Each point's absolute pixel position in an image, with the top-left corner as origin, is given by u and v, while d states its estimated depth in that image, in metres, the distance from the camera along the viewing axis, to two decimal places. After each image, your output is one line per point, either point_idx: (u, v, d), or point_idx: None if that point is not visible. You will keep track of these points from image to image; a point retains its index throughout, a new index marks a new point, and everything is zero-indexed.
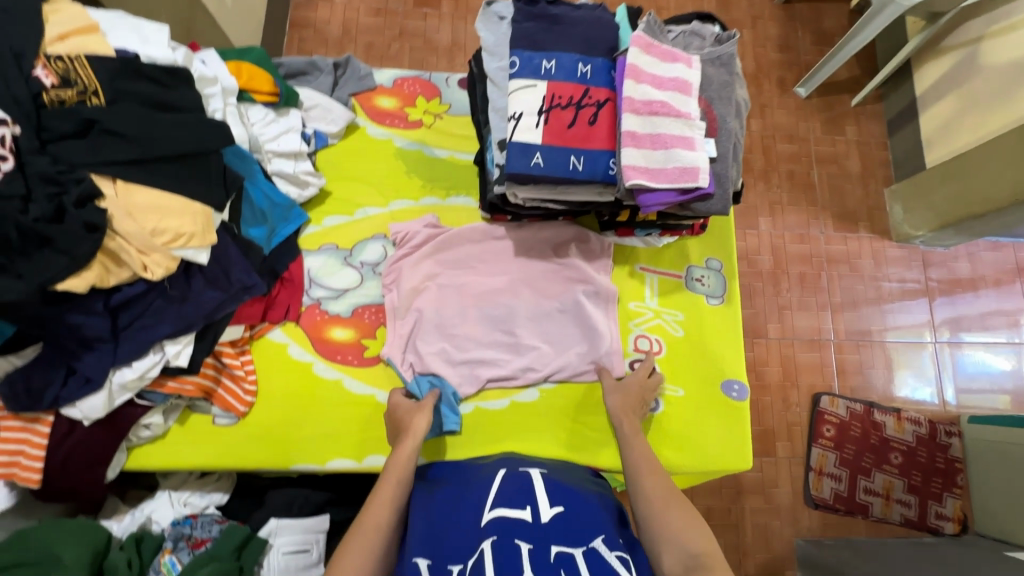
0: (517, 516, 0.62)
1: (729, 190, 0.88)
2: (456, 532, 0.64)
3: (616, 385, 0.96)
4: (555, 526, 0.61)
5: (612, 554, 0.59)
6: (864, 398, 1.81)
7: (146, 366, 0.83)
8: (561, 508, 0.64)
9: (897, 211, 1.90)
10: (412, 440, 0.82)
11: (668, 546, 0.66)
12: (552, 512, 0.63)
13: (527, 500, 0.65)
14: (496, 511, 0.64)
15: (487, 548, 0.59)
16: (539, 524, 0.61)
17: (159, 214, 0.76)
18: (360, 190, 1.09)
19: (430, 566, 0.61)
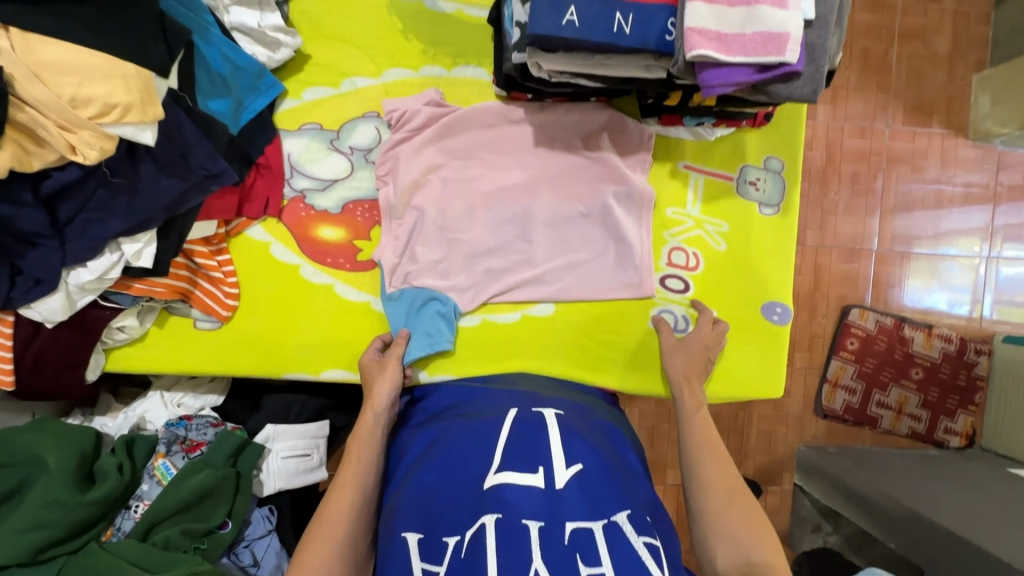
0: (528, 483, 0.56)
1: (822, 69, 0.67)
2: (456, 497, 0.58)
3: (677, 345, 0.85)
4: (572, 494, 0.55)
5: (638, 538, 0.53)
6: (896, 312, 1.69)
7: (104, 267, 0.72)
8: (579, 469, 0.58)
9: (983, 103, 1.61)
10: (373, 412, 0.76)
11: (724, 544, 0.65)
12: (568, 476, 0.57)
13: (539, 461, 0.58)
14: (501, 476, 0.57)
15: (490, 524, 0.53)
16: (553, 494, 0.55)
17: (78, 77, 0.59)
18: (346, 55, 0.88)
19: (423, 540, 0.56)
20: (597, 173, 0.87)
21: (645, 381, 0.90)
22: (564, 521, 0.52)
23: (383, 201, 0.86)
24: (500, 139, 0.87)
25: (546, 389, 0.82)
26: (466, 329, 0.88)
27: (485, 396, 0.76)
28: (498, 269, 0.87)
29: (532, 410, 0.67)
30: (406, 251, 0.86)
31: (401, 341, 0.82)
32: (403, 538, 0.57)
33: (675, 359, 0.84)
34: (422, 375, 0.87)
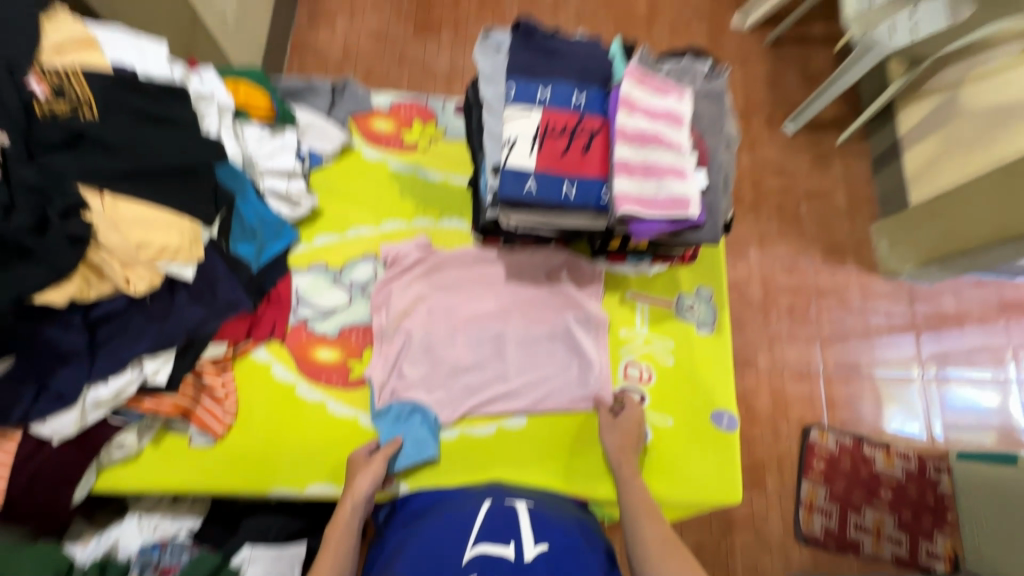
0: (500, 553, 0.64)
1: (719, 221, 0.89)
2: (437, 565, 0.64)
3: (614, 422, 0.95)
4: (538, 565, 0.63)
5: None
6: (854, 431, 1.79)
7: (122, 384, 0.80)
8: (545, 546, 0.66)
9: (884, 245, 1.91)
10: (351, 502, 0.82)
11: None
12: (535, 552, 0.65)
13: (511, 535, 0.67)
14: (479, 547, 0.65)
15: None
16: (521, 564, 0.63)
17: (146, 227, 0.75)
18: (353, 210, 1.08)
19: None
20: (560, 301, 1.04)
21: (612, 488, 0.96)
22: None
23: (376, 325, 1.00)
24: (478, 275, 1.05)
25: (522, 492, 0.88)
26: (445, 441, 0.96)
27: (463, 494, 0.83)
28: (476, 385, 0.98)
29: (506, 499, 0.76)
30: (394, 367, 0.98)
31: (391, 448, 0.90)
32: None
33: (610, 436, 0.94)
34: (402, 487, 0.93)
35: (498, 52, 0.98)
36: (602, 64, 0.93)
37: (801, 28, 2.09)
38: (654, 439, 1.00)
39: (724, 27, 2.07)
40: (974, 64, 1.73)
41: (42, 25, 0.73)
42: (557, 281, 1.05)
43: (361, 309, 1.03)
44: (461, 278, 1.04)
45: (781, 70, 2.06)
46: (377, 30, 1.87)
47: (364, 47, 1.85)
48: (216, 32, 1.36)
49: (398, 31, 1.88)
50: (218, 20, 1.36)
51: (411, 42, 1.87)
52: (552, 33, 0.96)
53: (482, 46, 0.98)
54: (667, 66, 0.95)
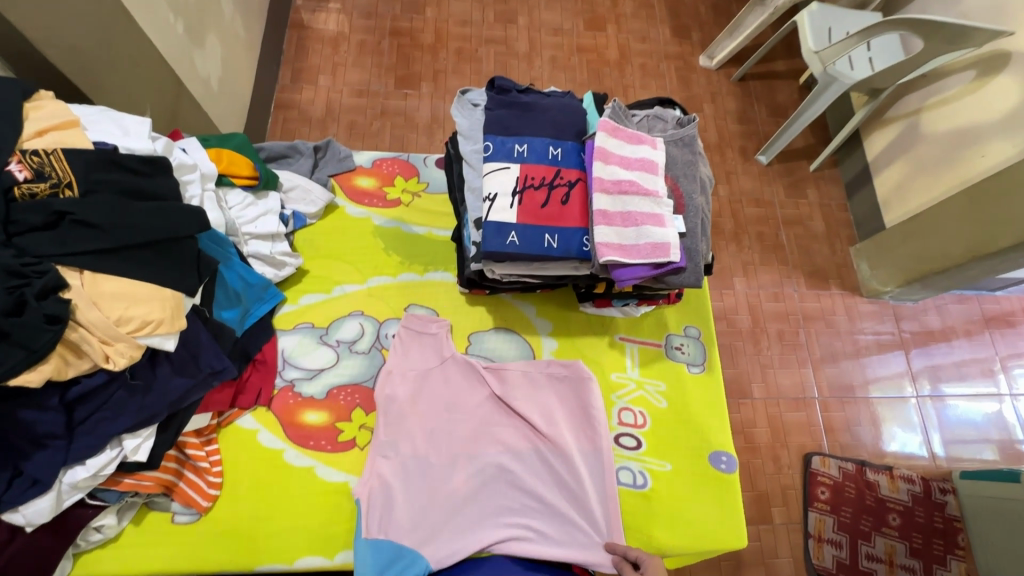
0: None
1: (700, 263, 0.90)
2: None
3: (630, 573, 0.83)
4: None
5: None
6: (855, 456, 1.77)
7: (100, 464, 0.78)
8: None
9: (864, 268, 1.95)
10: None
11: None
12: None
13: None
14: None
15: None
16: None
17: (127, 301, 0.73)
18: (338, 268, 1.09)
19: None
20: (574, 417, 0.98)
21: None
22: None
23: (373, 470, 0.93)
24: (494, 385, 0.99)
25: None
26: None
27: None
28: (463, 529, 0.90)
29: None
30: (385, 511, 0.89)
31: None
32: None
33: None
34: None
35: (475, 108, 1.01)
36: (577, 117, 0.96)
37: (765, 66, 2.19)
38: (653, 486, 0.98)
39: (692, 68, 2.16)
40: (927, 93, 1.75)
41: (28, 112, 0.75)
42: (575, 383, 0.99)
43: (338, 374, 1.01)
44: (481, 397, 0.99)
45: (749, 105, 2.15)
46: (358, 85, 1.93)
47: (346, 102, 1.90)
48: (201, 97, 1.39)
49: (380, 86, 1.93)
50: (202, 86, 1.39)
51: (391, 95, 1.93)
52: (525, 89, 1.00)
53: (458, 104, 1.02)
54: (638, 115, 0.99)
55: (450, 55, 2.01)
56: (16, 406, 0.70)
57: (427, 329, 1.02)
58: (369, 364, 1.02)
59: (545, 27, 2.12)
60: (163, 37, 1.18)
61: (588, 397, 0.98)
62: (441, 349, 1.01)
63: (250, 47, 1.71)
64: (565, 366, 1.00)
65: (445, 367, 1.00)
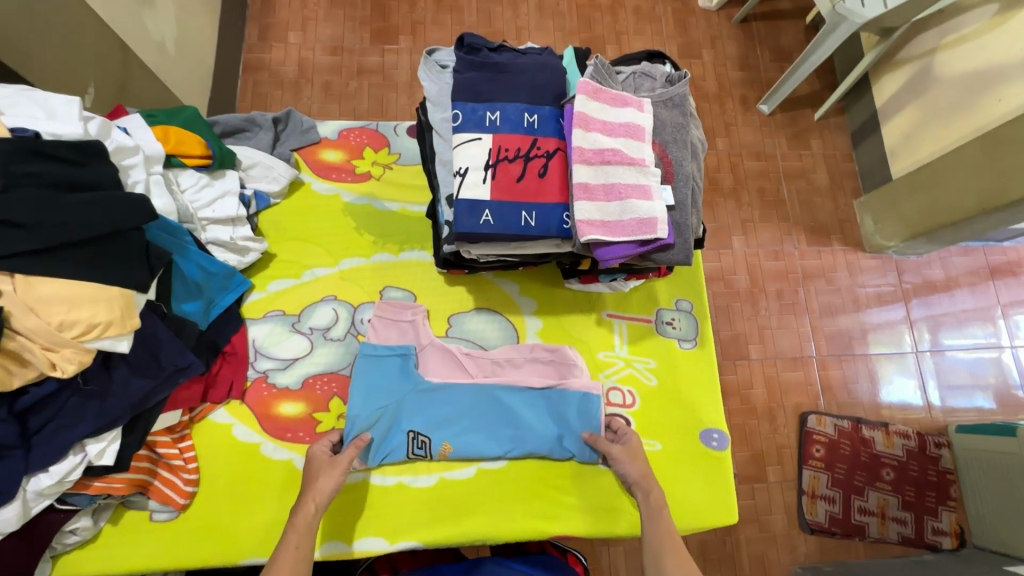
0: None
1: (690, 238, 0.84)
2: None
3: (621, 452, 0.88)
4: None
5: None
6: (852, 413, 1.76)
7: (65, 470, 0.75)
8: None
9: (868, 222, 1.88)
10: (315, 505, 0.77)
11: None
12: None
13: None
14: None
15: None
16: None
17: (67, 304, 0.68)
18: (307, 251, 1.02)
19: None
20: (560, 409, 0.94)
21: (597, 524, 0.92)
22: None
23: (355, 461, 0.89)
24: (478, 374, 0.96)
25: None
26: (421, 490, 0.91)
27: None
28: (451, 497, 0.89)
29: None
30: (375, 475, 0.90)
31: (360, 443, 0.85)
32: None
33: (631, 464, 0.87)
34: (383, 544, 0.87)
35: (443, 70, 0.92)
36: (556, 77, 0.87)
37: (769, 5, 2.03)
38: None
39: (691, 10, 2.00)
40: (944, 31, 1.61)
41: None
42: (562, 374, 0.96)
43: (311, 363, 0.96)
44: (465, 386, 0.94)
45: (751, 49, 2.00)
46: (331, 41, 1.79)
47: (319, 61, 1.77)
48: (155, 63, 1.28)
49: (354, 41, 1.79)
50: (155, 50, 1.28)
51: (367, 51, 1.79)
52: (498, 47, 0.90)
53: (425, 65, 0.92)
54: (623, 73, 0.89)
55: (429, 4, 1.86)
56: None
57: (396, 323, 0.97)
58: (345, 351, 0.98)
59: None
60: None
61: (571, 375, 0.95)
62: (419, 337, 0.96)
63: (209, 3, 1.57)
64: (553, 353, 0.97)
65: (426, 356, 0.96)
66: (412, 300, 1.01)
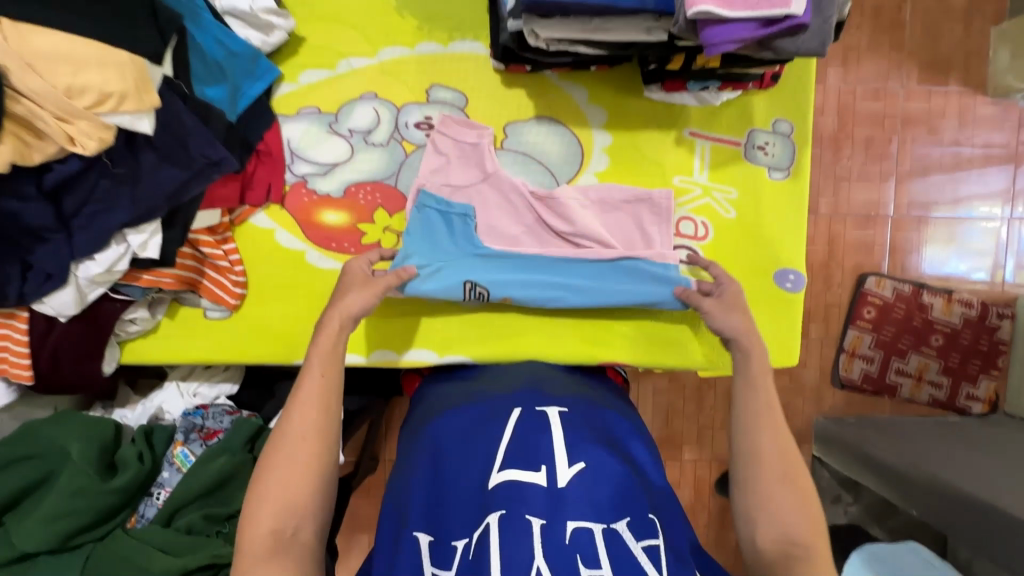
0: (530, 479, 0.60)
1: (829, 19, 0.64)
2: (455, 495, 0.62)
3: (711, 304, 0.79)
4: (571, 495, 0.59)
5: (637, 545, 0.56)
6: (914, 277, 1.64)
7: (111, 260, 0.72)
8: (580, 466, 0.62)
9: (1003, 56, 1.54)
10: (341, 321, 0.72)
11: (766, 519, 0.63)
12: (568, 475, 0.61)
13: (542, 460, 0.62)
14: (506, 474, 0.61)
15: (494, 522, 0.57)
16: (556, 490, 0.60)
17: (72, 65, 0.59)
18: (341, 36, 0.86)
19: (503, 516, 0.57)
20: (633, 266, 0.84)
21: (650, 353, 0.89)
22: (565, 522, 0.57)
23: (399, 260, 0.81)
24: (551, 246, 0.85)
25: (558, 383, 0.79)
26: (469, 309, 0.88)
27: (498, 381, 0.80)
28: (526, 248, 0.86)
29: (537, 408, 0.70)
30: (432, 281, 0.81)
31: (403, 274, 0.77)
32: (414, 535, 0.60)
33: (731, 316, 0.77)
34: (432, 355, 0.87)
35: None
36: None
37: None
38: None
39: None
40: None
41: None
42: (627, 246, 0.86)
43: (353, 170, 0.87)
44: (536, 255, 0.84)
45: None
46: None
47: None
48: None
49: None
50: None
51: None
52: None
53: None
54: None
55: None
56: None
57: (446, 188, 0.84)
58: (389, 159, 0.87)
59: None
60: None
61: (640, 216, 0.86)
62: (484, 163, 0.84)
63: None
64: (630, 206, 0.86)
65: (483, 214, 0.84)
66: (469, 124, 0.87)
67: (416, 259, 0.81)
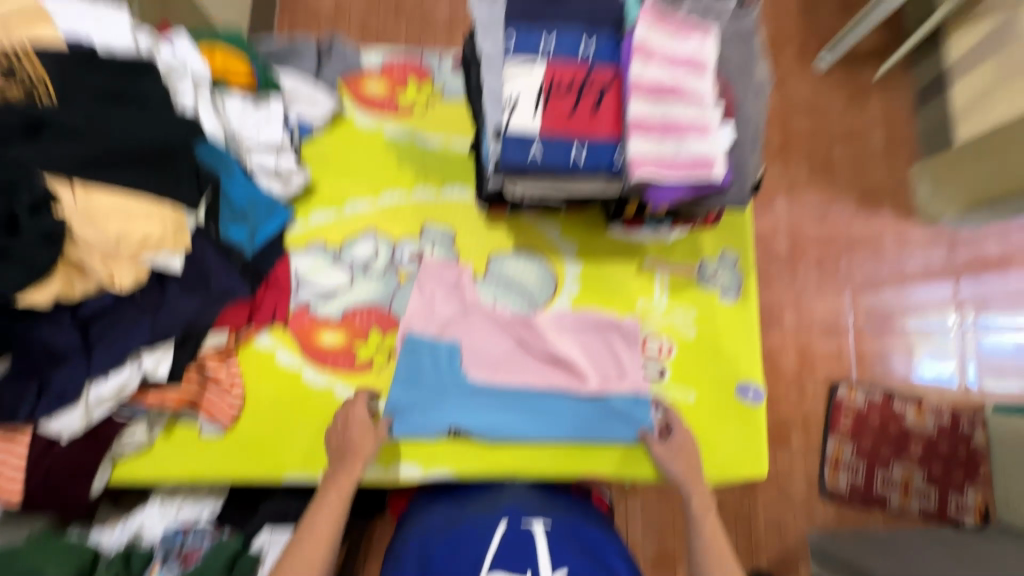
0: None
1: (746, 182, 0.80)
2: None
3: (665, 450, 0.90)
4: None
5: None
6: (884, 386, 1.70)
7: (123, 380, 0.78)
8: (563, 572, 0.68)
9: (925, 190, 1.76)
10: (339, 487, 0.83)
11: None
12: None
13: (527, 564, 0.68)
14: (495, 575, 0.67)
15: None
16: None
17: (125, 218, 0.69)
18: (349, 184, 1.02)
19: None
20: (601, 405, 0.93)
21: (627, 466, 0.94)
22: None
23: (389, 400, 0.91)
24: (532, 376, 0.94)
25: (541, 504, 0.85)
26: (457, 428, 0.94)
27: (485, 503, 0.84)
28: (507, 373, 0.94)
29: (523, 522, 0.76)
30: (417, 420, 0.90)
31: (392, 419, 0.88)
32: None
33: (676, 462, 0.90)
34: (417, 471, 0.90)
35: None
36: (613, 3, 0.82)
37: None
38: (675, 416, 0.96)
39: None
40: None
41: None
42: (603, 377, 0.94)
43: (352, 296, 0.97)
44: (516, 389, 0.93)
45: None
46: None
47: None
48: None
49: None
50: None
51: None
52: None
53: None
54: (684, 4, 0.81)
55: None
56: (31, 324, 0.72)
57: (434, 321, 0.95)
58: (384, 286, 0.98)
59: None
60: None
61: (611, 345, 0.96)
62: (463, 296, 0.96)
63: None
64: (601, 333, 0.96)
65: (467, 346, 0.95)
66: (454, 257, 1.00)
67: (399, 397, 0.91)
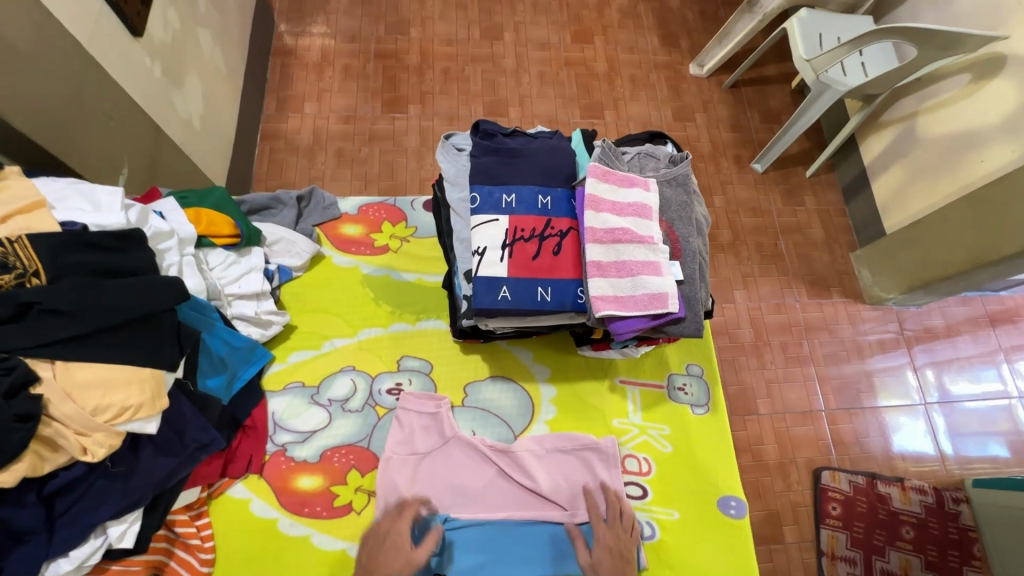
0: None
1: (700, 311, 0.87)
2: None
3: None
4: None
5: None
6: (865, 468, 1.65)
7: (85, 555, 0.74)
8: None
9: (866, 274, 1.87)
10: None
11: None
12: None
13: None
14: None
15: None
16: None
17: (103, 389, 0.70)
18: (329, 323, 1.06)
19: None
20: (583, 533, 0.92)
21: None
22: None
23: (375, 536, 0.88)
24: (515, 506, 0.94)
25: None
26: None
27: None
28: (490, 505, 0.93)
29: None
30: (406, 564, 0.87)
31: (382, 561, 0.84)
32: None
33: None
34: None
35: (460, 152, 0.98)
36: (565, 159, 0.92)
37: (756, 71, 2.15)
38: (662, 537, 0.95)
39: (682, 76, 2.11)
40: (923, 96, 1.69)
41: None
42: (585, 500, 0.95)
43: (331, 434, 0.97)
44: (501, 524, 0.91)
45: (741, 112, 2.10)
46: (345, 111, 1.88)
47: (333, 129, 1.85)
48: (184, 138, 1.35)
49: (367, 110, 1.89)
50: (185, 126, 1.35)
51: (380, 119, 1.88)
52: (511, 132, 0.96)
53: (443, 149, 0.98)
54: (629, 153, 0.95)
55: (437, 76, 1.97)
56: None
57: (413, 456, 0.95)
58: (363, 423, 0.99)
59: (531, 42, 2.08)
60: (140, 86, 1.15)
61: (591, 467, 0.96)
62: (443, 429, 0.96)
63: (233, 80, 1.66)
64: (580, 453, 0.97)
65: (451, 475, 0.94)
66: (432, 389, 1.02)
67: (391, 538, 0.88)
